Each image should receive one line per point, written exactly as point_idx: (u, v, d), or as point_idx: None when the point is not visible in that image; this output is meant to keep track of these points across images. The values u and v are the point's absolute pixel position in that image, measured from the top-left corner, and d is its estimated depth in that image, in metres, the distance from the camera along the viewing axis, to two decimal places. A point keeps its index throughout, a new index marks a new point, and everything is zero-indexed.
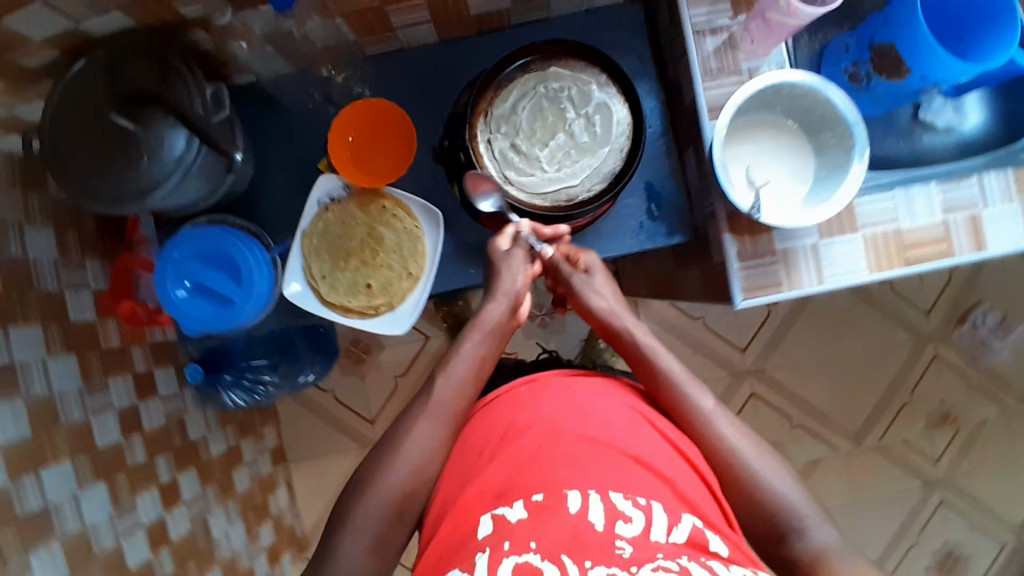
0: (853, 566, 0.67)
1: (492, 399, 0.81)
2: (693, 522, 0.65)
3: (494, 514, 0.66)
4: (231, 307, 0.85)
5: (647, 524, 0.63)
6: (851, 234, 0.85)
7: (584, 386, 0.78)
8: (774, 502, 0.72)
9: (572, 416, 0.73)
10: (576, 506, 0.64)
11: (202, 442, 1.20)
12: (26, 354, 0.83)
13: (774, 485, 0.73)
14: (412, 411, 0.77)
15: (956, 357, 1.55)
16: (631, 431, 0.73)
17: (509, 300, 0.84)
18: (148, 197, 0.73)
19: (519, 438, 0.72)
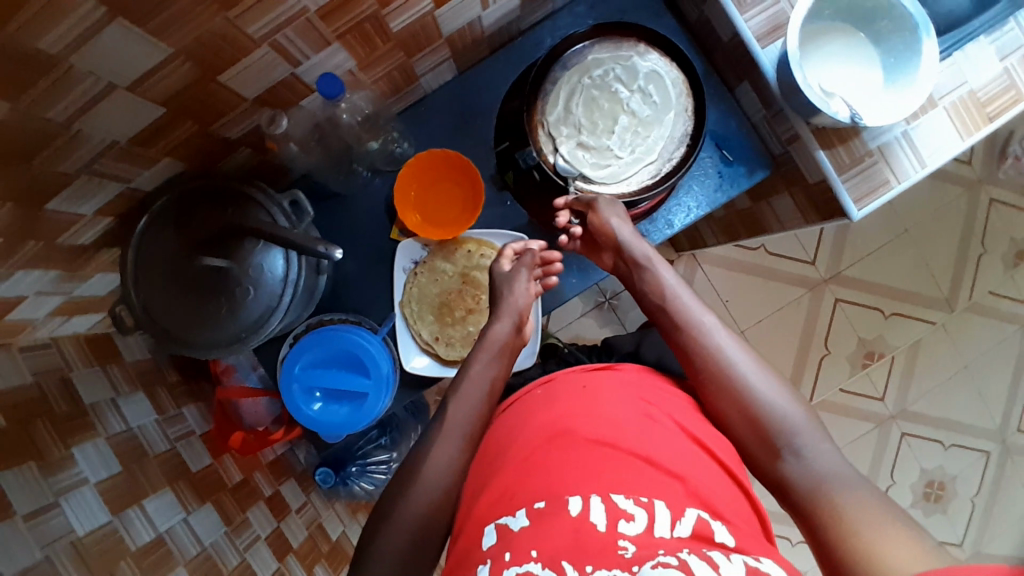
0: (852, 495, 0.61)
1: (509, 405, 0.74)
2: (697, 513, 0.57)
3: (497, 521, 0.57)
4: (366, 400, 0.82)
5: (650, 521, 0.55)
6: (930, 111, 0.81)
7: (600, 384, 0.69)
8: (787, 428, 0.66)
9: (585, 415, 0.64)
10: (576, 508, 0.55)
11: (343, 539, 1.19)
12: (169, 521, 0.81)
13: (786, 410, 0.68)
14: (430, 432, 0.71)
15: (1012, 195, 1.51)
16: (649, 427, 0.63)
17: (513, 318, 0.81)
18: (262, 327, 0.72)
19: (526, 446, 0.63)
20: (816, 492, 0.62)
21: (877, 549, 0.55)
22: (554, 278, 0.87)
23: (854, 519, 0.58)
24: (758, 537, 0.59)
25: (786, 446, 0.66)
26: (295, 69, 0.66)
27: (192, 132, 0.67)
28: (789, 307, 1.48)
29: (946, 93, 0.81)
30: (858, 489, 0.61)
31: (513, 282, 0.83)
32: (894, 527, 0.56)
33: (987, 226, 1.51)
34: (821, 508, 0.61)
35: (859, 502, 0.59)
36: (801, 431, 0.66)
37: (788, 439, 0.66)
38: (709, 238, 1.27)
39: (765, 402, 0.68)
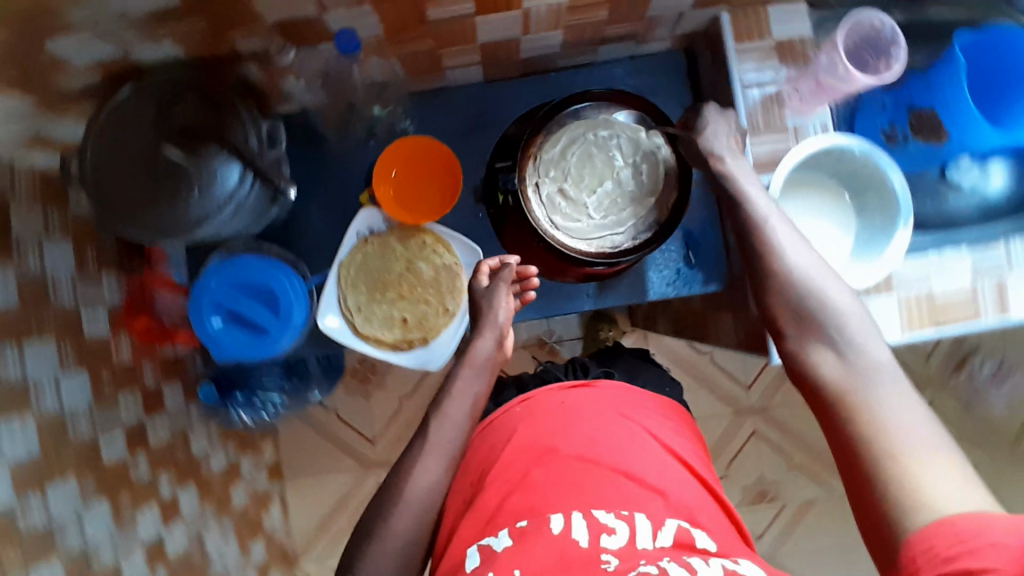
0: (908, 410, 0.60)
1: (490, 422, 0.80)
2: (677, 524, 0.65)
3: (481, 544, 0.65)
4: (267, 337, 0.83)
5: (631, 533, 0.63)
6: (884, 295, 0.85)
7: (576, 398, 0.78)
8: (841, 329, 0.67)
9: (564, 434, 0.73)
10: (558, 526, 0.63)
11: (203, 458, 1.18)
12: (39, 372, 0.80)
13: (848, 317, 0.68)
14: (412, 450, 0.73)
15: (955, 405, 1.54)
16: (622, 445, 0.72)
17: (495, 333, 0.81)
18: (195, 229, 0.72)
19: (508, 467, 0.71)
20: (845, 399, 0.63)
21: (914, 477, 0.56)
22: (530, 293, 0.86)
23: (902, 442, 0.58)
24: (739, 544, 0.68)
25: (840, 347, 0.66)
26: (322, 13, 0.68)
27: (204, 32, 0.68)
28: (709, 420, 1.50)
29: (905, 285, 0.85)
30: (912, 414, 0.60)
31: (493, 297, 0.81)
32: (939, 464, 0.56)
33: None
34: (849, 419, 0.61)
35: (900, 425, 0.59)
36: (856, 340, 0.66)
37: (846, 345, 0.66)
38: (658, 326, 1.30)
39: (814, 284, 0.70)
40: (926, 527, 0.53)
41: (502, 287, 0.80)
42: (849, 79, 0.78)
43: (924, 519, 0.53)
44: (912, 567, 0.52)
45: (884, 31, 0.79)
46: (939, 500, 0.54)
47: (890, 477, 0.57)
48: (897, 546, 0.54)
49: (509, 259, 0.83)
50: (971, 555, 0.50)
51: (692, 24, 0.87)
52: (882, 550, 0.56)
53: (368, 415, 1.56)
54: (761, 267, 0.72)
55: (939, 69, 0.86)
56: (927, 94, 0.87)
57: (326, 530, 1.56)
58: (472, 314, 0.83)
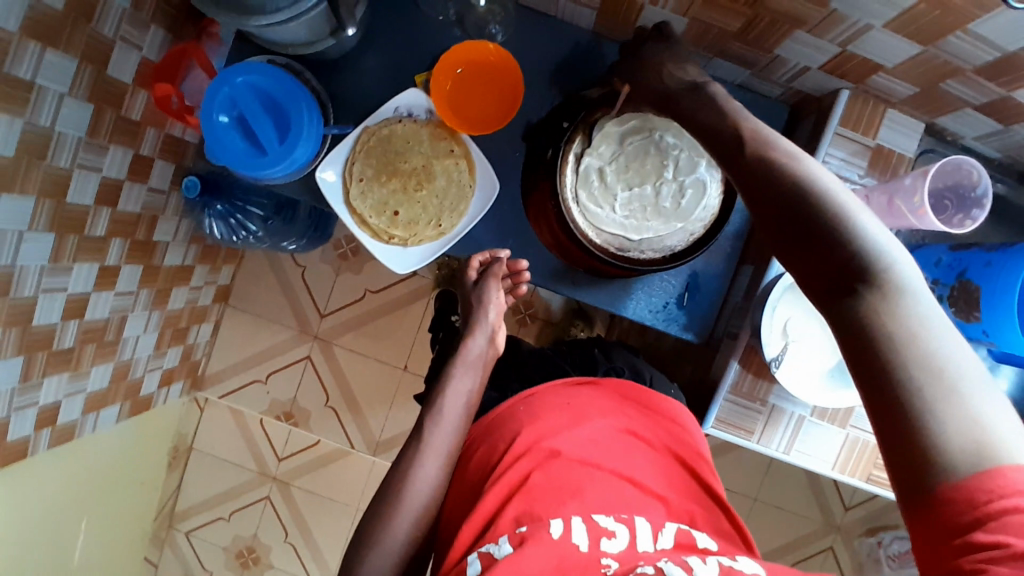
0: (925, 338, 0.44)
1: (491, 418, 0.77)
2: (675, 527, 0.65)
3: (480, 551, 0.61)
4: (262, 158, 0.81)
5: (631, 538, 0.62)
6: (836, 427, 0.82)
7: (581, 395, 0.77)
8: (866, 250, 0.47)
9: (565, 435, 0.71)
10: (558, 530, 0.61)
11: (161, 245, 1.17)
12: (49, 81, 0.78)
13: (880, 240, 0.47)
14: (407, 453, 0.72)
15: (848, 560, 1.53)
16: (618, 453, 0.71)
17: (488, 331, 0.83)
18: (245, 16, 0.68)
19: (512, 464, 0.68)
20: (875, 338, 0.45)
21: (942, 422, 0.43)
22: (523, 285, 0.89)
23: (944, 372, 0.43)
24: (732, 545, 0.67)
25: (854, 279, 0.47)
26: None
27: None
28: None
29: (861, 429, 0.82)
30: (941, 324, 0.45)
31: (484, 295, 0.85)
32: (972, 390, 0.43)
33: (808, 559, 1.53)
34: (884, 357, 0.45)
35: (939, 366, 0.44)
36: (879, 247, 0.47)
37: (864, 272, 0.47)
38: None
39: (832, 196, 0.49)
40: (964, 483, 0.41)
41: (492, 284, 0.84)
42: (919, 216, 0.74)
43: (971, 471, 0.41)
44: (939, 539, 0.42)
45: (978, 188, 0.75)
46: (979, 421, 0.42)
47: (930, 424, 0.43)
48: (922, 508, 0.43)
49: (501, 261, 0.87)
50: (993, 521, 0.40)
51: (811, 84, 0.82)
52: (918, 505, 0.43)
53: (328, 289, 1.54)
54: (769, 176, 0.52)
55: (1009, 253, 0.78)
56: (983, 271, 0.80)
57: (241, 369, 1.56)
58: (466, 313, 0.86)
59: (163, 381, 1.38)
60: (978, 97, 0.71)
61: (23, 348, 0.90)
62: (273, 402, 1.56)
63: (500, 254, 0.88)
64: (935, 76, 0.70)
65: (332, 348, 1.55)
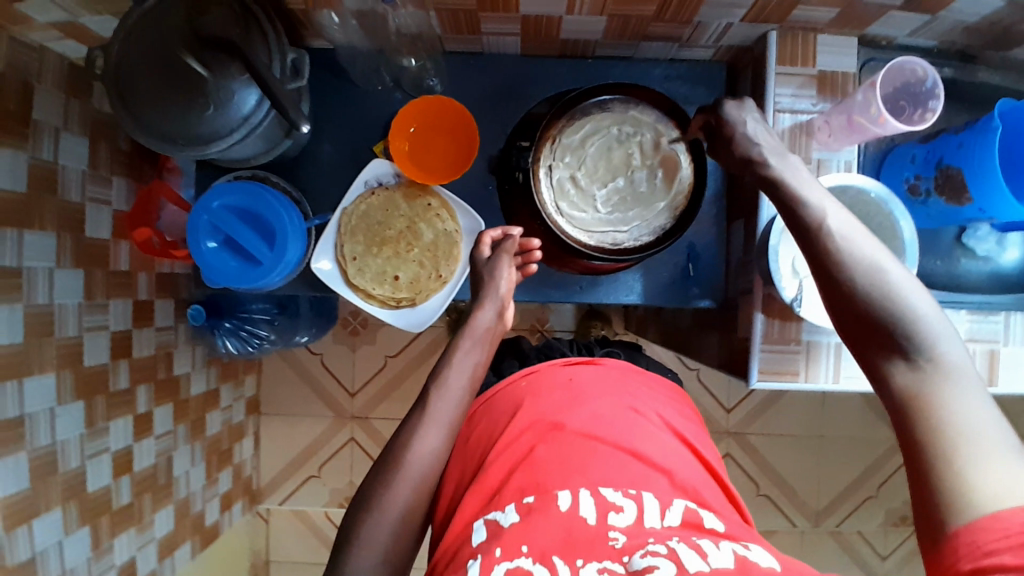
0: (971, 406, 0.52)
1: (492, 395, 0.79)
2: (683, 504, 0.63)
3: (487, 520, 0.63)
4: (258, 268, 0.83)
5: (639, 513, 0.61)
6: None
7: (582, 374, 0.78)
8: (910, 328, 0.56)
9: (568, 412, 0.72)
10: (565, 504, 0.61)
11: (183, 378, 1.20)
12: (35, 262, 0.82)
13: (928, 322, 0.56)
14: (410, 423, 0.72)
15: None
16: (624, 424, 0.71)
17: (496, 305, 0.82)
18: (203, 146, 0.73)
19: (513, 442, 0.70)
20: (920, 403, 0.54)
21: (972, 478, 0.49)
22: (533, 265, 0.87)
23: (968, 434, 0.51)
24: (747, 528, 0.65)
25: (906, 351, 0.56)
26: None
27: None
28: None
29: None
30: (978, 401, 0.53)
31: (495, 269, 0.83)
32: (1003, 458, 0.49)
33: (889, 477, 1.53)
34: (920, 419, 0.53)
35: (968, 423, 0.51)
36: (929, 318, 0.57)
37: (905, 337, 0.56)
38: (650, 332, 1.30)
39: (882, 280, 0.59)
40: (998, 512, 0.47)
41: (503, 259, 0.83)
42: (880, 123, 0.75)
43: (995, 504, 0.47)
44: (964, 552, 0.47)
45: (926, 81, 0.77)
46: (1010, 471, 0.48)
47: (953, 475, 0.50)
48: (945, 533, 0.49)
49: (515, 230, 0.85)
50: (1021, 548, 0.44)
51: (740, 36, 0.85)
52: (939, 537, 0.49)
53: (351, 368, 1.56)
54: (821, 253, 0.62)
55: (974, 130, 0.80)
56: (958, 154, 0.82)
57: (293, 471, 1.57)
58: (473, 287, 0.85)
59: (223, 506, 1.39)
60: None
61: (85, 516, 0.93)
62: (333, 493, 1.57)
63: (513, 229, 0.85)
64: None
65: (372, 423, 1.56)
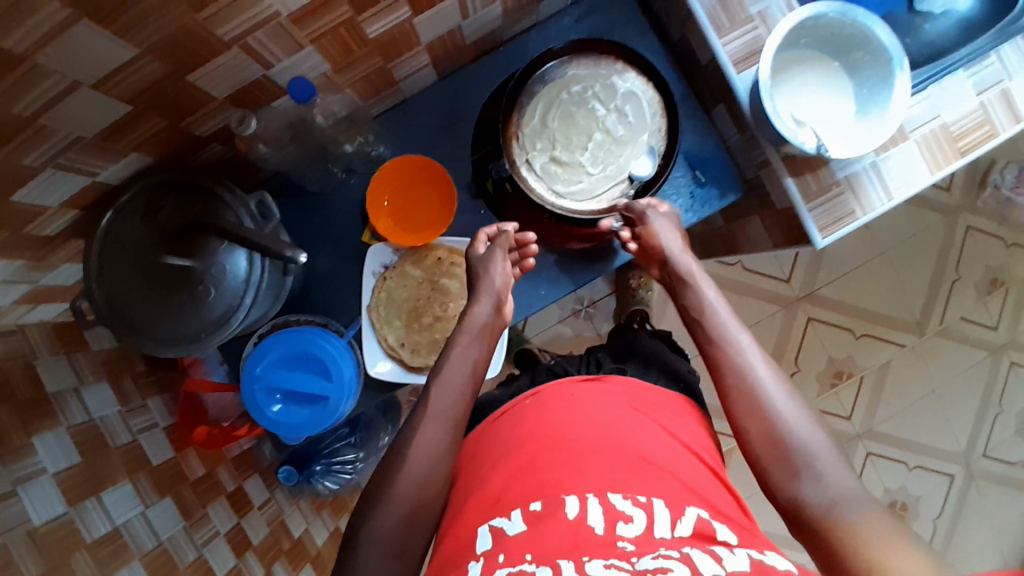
0: (874, 527, 0.54)
1: (495, 417, 0.76)
2: (696, 513, 0.60)
3: (492, 525, 0.60)
4: (327, 403, 0.82)
5: (649, 523, 0.57)
6: (901, 143, 0.83)
7: (585, 390, 0.74)
8: (812, 452, 0.61)
9: (577, 425, 0.68)
10: (574, 511, 0.57)
11: (306, 535, 1.19)
12: (126, 514, 0.81)
13: (819, 452, 0.60)
14: (412, 420, 0.70)
15: (987, 223, 1.50)
16: (639, 432, 0.68)
17: (493, 299, 0.80)
18: (224, 325, 0.71)
19: (520, 454, 0.67)
20: (833, 530, 0.56)
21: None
22: (530, 259, 0.85)
23: (882, 565, 0.51)
24: (756, 535, 0.62)
25: (803, 471, 0.60)
26: (267, 70, 0.66)
27: (162, 128, 0.67)
28: (764, 324, 1.47)
29: (917, 126, 0.84)
30: (902, 547, 0.52)
31: (489, 263, 0.81)
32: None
33: (961, 254, 1.51)
34: (838, 547, 0.55)
35: (879, 552, 0.52)
36: (819, 453, 0.60)
37: (806, 470, 0.60)
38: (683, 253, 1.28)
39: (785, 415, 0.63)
40: None
41: (497, 252, 0.81)
42: None
43: None
44: None
45: None
46: None
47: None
48: None
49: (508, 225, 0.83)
50: None
51: None
52: None
53: None
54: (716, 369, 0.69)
55: None
56: None
57: None
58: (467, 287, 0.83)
59: None
60: None
61: None
62: None
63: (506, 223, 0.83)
64: None
65: None
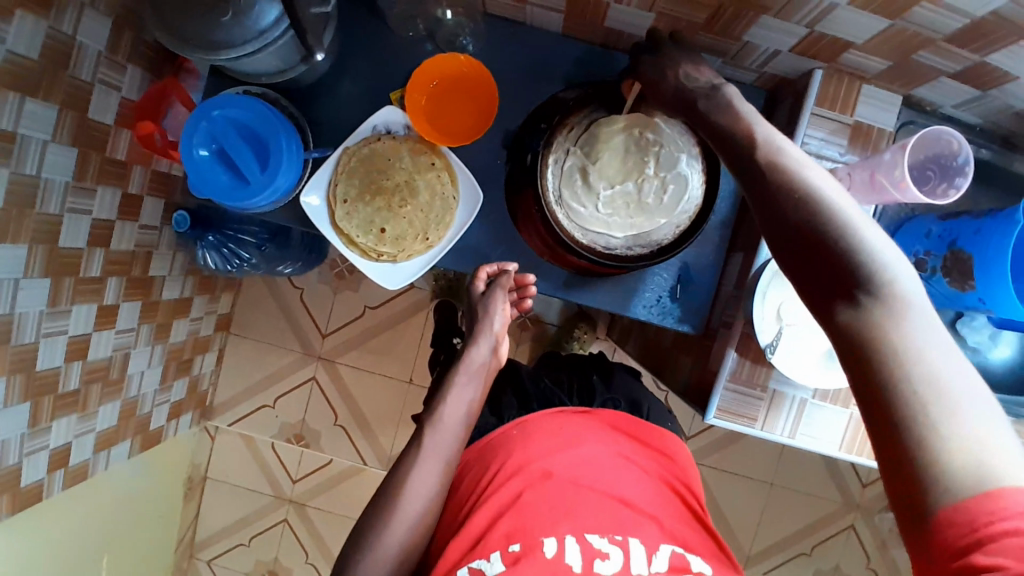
0: (920, 326, 0.47)
1: (482, 443, 0.81)
2: (670, 549, 0.69)
3: (471, 567, 0.66)
4: (246, 188, 0.81)
5: (624, 562, 0.66)
6: (841, 407, 0.82)
7: (573, 425, 0.79)
8: (866, 262, 0.49)
9: (559, 459, 0.74)
10: (552, 550, 0.65)
11: (158, 280, 1.18)
12: (32, 129, 0.79)
13: (884, 259, 0.49)
14: (407, 457, 0.73)
15: (869, 536, 1.53)
16: (616, 471, 0.74)
17: (492, 339, 0.82)
18: (212, 51, 0.70)
19: (502, 485, 0.72)
20: (877, 347, 0.48)
21: (943, 430, 0.44)
22: (527, 301, 0.88)
23: (931, 386, 0.45)
24: (718, 556, 0.73)
25: (852, 290, 0.49)
26: None
27: None
28: None
29: None
30: (937, 338, 0.47)
31: (490, 304, 0.83)
32: (963, 407, 0.44)
33: (828, 540, 1.53)
34: (881, 362, 0.47)
35: (936, 369, 0.46)
36: (882, 263, 0.49)
37: (863, 286, 0.49)
38: (627, 342, 1.28)
39: (829, 216, 0.51)
40: (965, 504, 0.43)
41: (499, 293, 0.83)
42: (901, 189, 0.73)
43: (968, 494, 0.43)
44: (938, 554, 0.43)
45: (958, 156, 0.74)
46: (954, 443, 0.44)
47: (923, 427, 0.45)
48: (923, 522, 0.44)
49: (507, 273, 0.85)
50: (994, 543, 0.41)
51: (784, 68, 0.82)
52: (909, 517, 0.45)
53: (328, 310, 1.55)
54: (773, 192, 0.54)
55: (996, 220, 0.77)
56: (973, 239, 0.80)
57: (248, 396, 1.57)
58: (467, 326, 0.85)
59: (172, 414, 1.39)
60: (951, 65, 0.71)
61: (29, 391, 0.91)
62: (284, 426, 1.57)
63: (506, 268, 0.87)
64: (906, 48, 0.70)
65: (336, 368, 1.55)
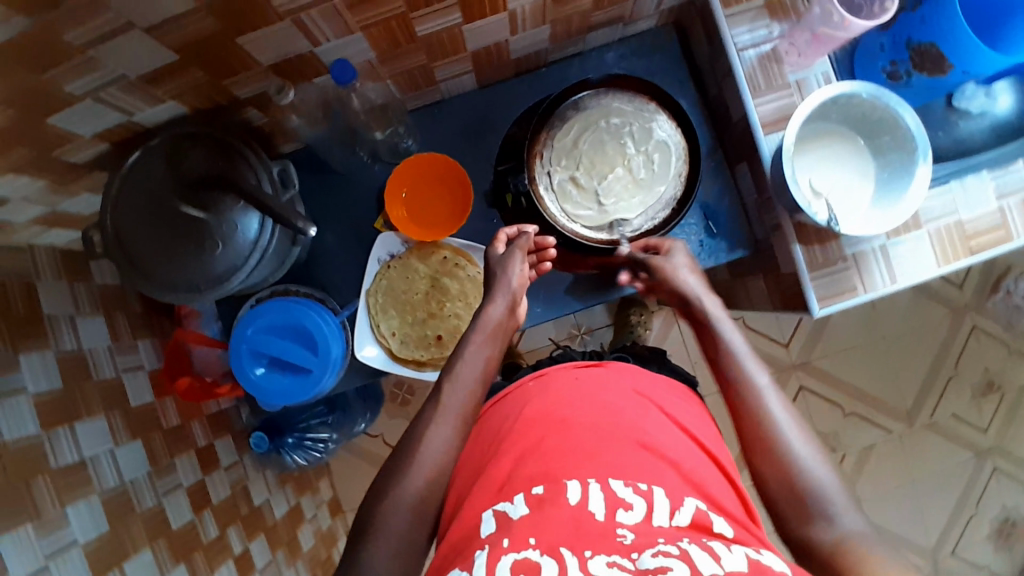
0: (886, 552, 0.56)
1: (501, 395, 0.78)
2: (694, 505, 0.62)
3: (495, 510, 0.62)
4: (310, 375, 0.83)
5: (648, 511, 0.59)
6: (917, 231, 0.84)
7: (590, 377, 0.76)
8: (820, 497, 0.61)
9: (576, 409, 0.70)
10: (576, 496, 0.60)
11: (265, 505, 1.19)
12: (94, 449, 0.82)
13: (830, 487, 0.62)
14: (424, 415, 0.71)
15: (994, 326, 1.50)
16: (642, 416, 0.70)
17: (507, 299, 0.80)
18: (222, 284, 0.74)
19: (525, 433, 0.69)
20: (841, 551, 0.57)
21: None
22: (547, 263, 0.84)
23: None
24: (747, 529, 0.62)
25: (817, 516, 0.60)
26: (315, 47, 0.68)
27: (200, 82, 0.69)
28: None
29: (934, 218, 0.84)
30: (888, 551, 0.56)
31: (507, 262, 0.80)
32: None
33: (962, 351, 1.50)
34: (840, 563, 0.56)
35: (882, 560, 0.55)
36: (829, 493, 0.61)
37: (818, 511, 0.61)
38: None
39: (785, 442, 0.65)
40: None
41: (518, 253, 0.79)
42: (844, 27, 0.78)
43: None
44: None
45: None
46: None
47: None
48: None
49: (531, 232, 0.82)
50: None
51: None
52: None
53: None
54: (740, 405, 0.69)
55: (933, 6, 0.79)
56: (924, 29, 0.82)
57: None
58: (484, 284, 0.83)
59: None
60: None
61: None
62: None
63: (525, 227, 0.84)
64: None
65: None
